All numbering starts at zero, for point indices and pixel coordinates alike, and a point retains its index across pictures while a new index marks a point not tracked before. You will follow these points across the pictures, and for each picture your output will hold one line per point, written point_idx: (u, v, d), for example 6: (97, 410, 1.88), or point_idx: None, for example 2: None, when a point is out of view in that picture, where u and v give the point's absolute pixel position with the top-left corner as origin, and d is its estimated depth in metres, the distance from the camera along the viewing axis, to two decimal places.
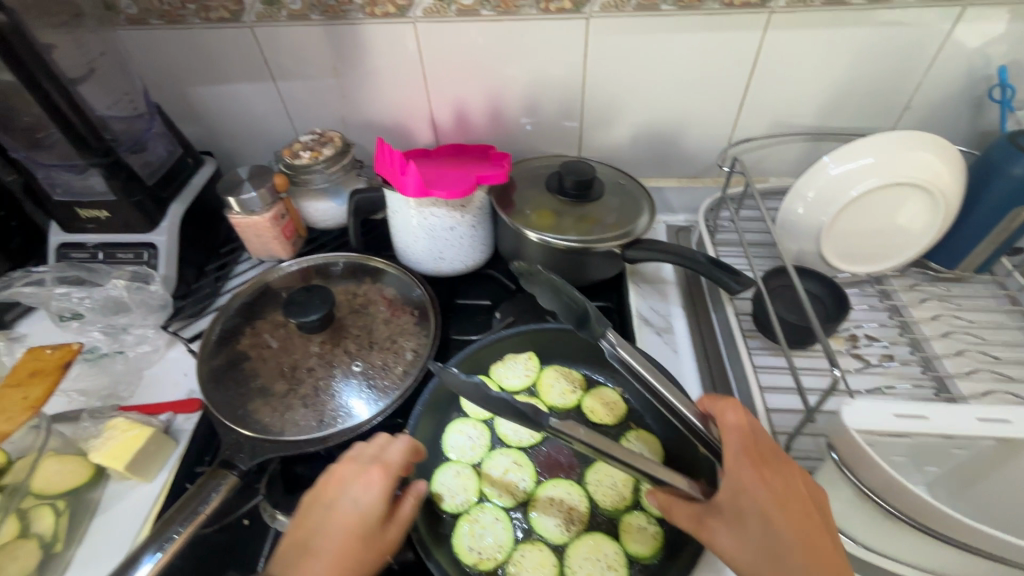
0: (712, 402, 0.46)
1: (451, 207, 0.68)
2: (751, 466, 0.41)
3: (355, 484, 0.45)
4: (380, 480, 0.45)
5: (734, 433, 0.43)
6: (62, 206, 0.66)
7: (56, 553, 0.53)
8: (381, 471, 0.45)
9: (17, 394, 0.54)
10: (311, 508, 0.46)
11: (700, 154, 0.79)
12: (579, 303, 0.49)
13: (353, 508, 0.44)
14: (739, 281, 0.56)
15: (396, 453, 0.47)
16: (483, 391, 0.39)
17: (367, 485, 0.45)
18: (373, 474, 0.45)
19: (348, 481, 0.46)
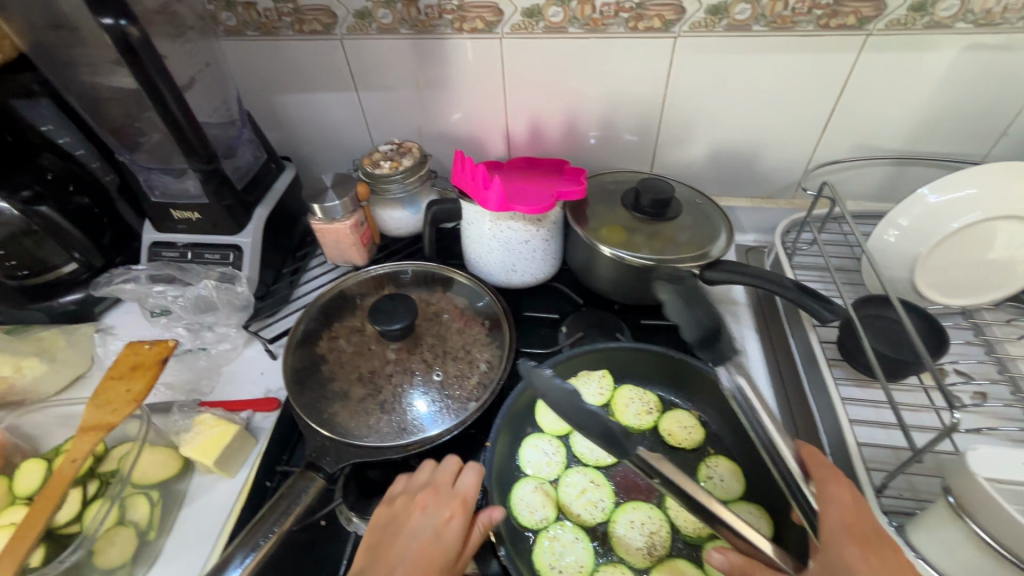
0: (816, 468, 0.45)
1: (527, 221, 0.68)
2: (851, 538, 0.40)
3: (435, 513, 0.48)
4: (462, 511, 0.48)
5: (836, 503, 0.42)
6: (157, 207, 0.70)
7: (150, 541, 0.55)
8: (460, 505, 0.48)
9: (121, 387, 0.57)
10: (387, 535, 0.48)
11: (775, 174, 0.78)
12: (715, 321, 0.63)
13: (434, 538, 0.46)
14: (831, 310, 0.55)
15: (471, 486, 0.50)
16: (574, 403, 0.42)
17: (448, 517, 0.47)
18: (453, 506, 0.48)
19: (427, 513, 0.48)
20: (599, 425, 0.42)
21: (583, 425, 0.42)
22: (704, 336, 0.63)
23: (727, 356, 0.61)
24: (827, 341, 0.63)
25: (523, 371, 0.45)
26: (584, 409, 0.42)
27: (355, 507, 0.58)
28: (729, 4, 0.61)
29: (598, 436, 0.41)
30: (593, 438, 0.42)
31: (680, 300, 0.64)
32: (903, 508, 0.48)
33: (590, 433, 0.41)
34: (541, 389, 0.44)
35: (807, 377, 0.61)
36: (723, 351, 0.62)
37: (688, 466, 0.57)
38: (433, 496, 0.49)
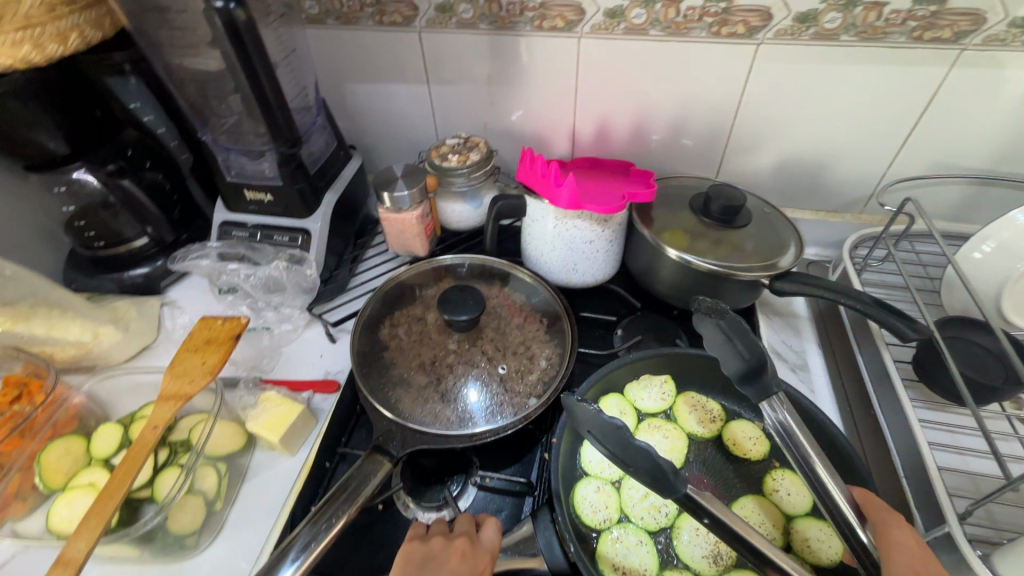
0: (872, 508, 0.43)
1: (593, 220, 0.68)
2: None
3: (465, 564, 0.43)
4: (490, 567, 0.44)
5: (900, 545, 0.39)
6: (232, 186, 0.71)
7: (215, 511, 0.56)
8: (490, 555, 0.45)
9: (196, 358, 0.58)
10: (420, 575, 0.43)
11: (845, 189, 0.77)
12: (756, 352, 0.40)
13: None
14: (915, 329, 0.53)
15: (496, 538, 0.47)
16: (622, 437, 0.34)
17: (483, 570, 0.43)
18: (484, 560, 0.44)
19: (463, 561, 0.43)
20: (647, 462, 0.32)
21: (629, 461, 0.33)
22: (749, 373, 0.41)
23: (771, 393, 0.40)
24: (900, 361, 0.61)
25: (565, 404, 0.38)
26: (631, 443, 0.33)
27: (413, 493, 0.59)
28: (820, 12, 0.60)
29: (648, 479, 0.32)
30: (640, 480, 0.33)
31: (718, 332, 0.42)
32: (987, 538, 0.46)
33: (639, 477, 0.33)
34: (585, 423, 0.36)
35: (877, 396, 0.60)
36: (769, 387, 0.40)
37: (753, 478, 0.56)
38: (468, 546, 0.45)
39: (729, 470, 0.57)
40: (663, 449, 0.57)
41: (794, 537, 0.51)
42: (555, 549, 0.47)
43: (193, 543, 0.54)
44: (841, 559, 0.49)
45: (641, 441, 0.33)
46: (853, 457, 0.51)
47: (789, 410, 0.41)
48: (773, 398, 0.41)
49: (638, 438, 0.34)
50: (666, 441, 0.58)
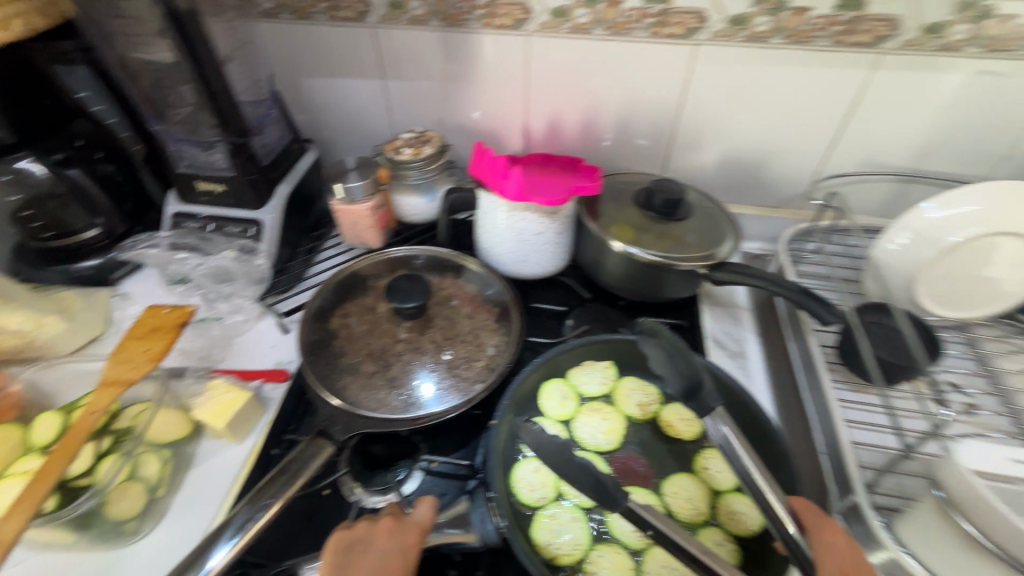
0: (806, 510, 0.44)
1: (541, 213, 0.70)
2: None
3: (394, 544, 0.44)
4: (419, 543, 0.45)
5: (833, 550, 0.41)
6: (184, 177, 0.72)
7: (158, 498, 0.56)
8: (421, 531, 0.46)
9: (140, 346, 0.58)
10: (350, 557, 0.43)
11: (783, 186, 0.80)
12: (695, 372, 0.45)
13: (404, 562, 0.43)
14: (834, 313, 0.57)
15: (428, 514, 0.48)
16: (566, 456, 0.41)
17: (411, 547, 0.44)
18: (414, 537, 0.45)
19: (390, 540, 0.45)
20: (589, 476, 0.40)
21: (572, 477, 0.40)
22: (687, 391, 0.45)
23: (711, 409, 0.44)
24: (827, 346, 0.64)
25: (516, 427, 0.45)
26: (573, 460, 0.41)
27: (359, 479, 0.59)
28: (750, 15, 0.63)
29: (589, 489, 0.39)
30: (584, 492, 0.40)
31: (662, 354, 0.47)
32: (892, 505, 0.50)
33: (580, 488, 0.40)
34: (533, 443, 0.43)
35: (805, 380, 0.63)
36: (708, 402, 0.44)
37: (686, 457, 0.58)
38: (395, 525, 0.46)
39: (664, 451, 0.59)
40: (601, 430, 0.59)
41: (720, 510, 0.54)
42: (487, 524, 0.50)
43: (134, 529, 0.54)
44: (759, 530, 0.51)
45: (583, 459, 0.41)
46: (774, 434, 0.54)
47: (728, 424, 0.44)
48: (715, 413, 0.45)
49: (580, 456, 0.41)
50: (604, 423, 0.60)
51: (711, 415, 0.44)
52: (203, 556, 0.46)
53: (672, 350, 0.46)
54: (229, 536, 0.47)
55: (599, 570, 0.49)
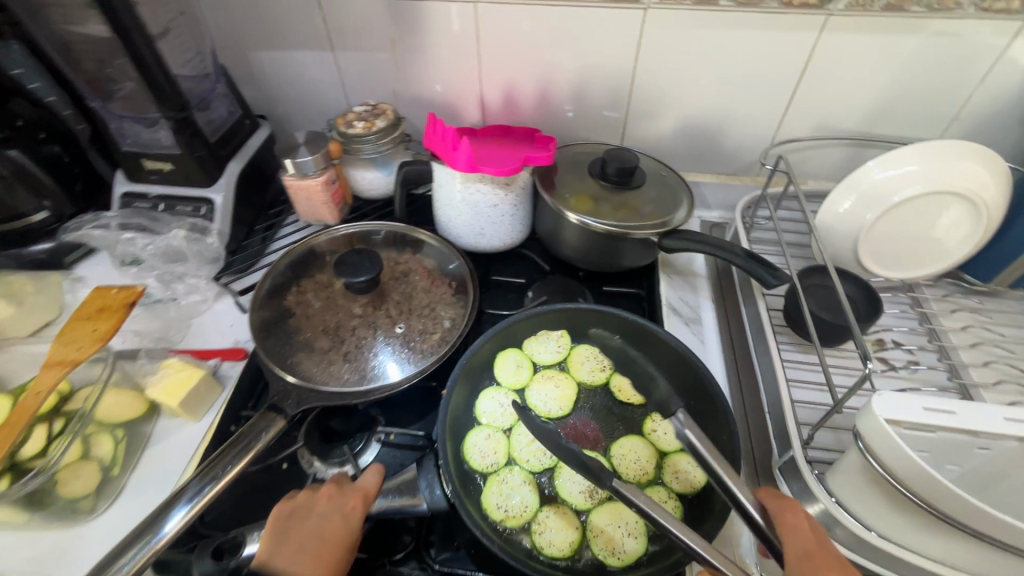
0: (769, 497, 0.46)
1: (495, 185, 0.69)
2: (819, 570, 0.40)
3: (338, 507, 0.47)
4: (363, 507, 0.47)
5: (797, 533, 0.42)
6: (130, 155, 0.70)
7: (113, 477, 0.57)
8: (364, 497, 0.48)
9: (87, 326, 0.58)
10: (293, 522, 0.45)
11: (740, 152, 0.81)
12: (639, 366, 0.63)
13: (343, 526, 0.45)
14: (776, 275, 0.57)
15: (374, 482, 0.49)
16: (556, 439, 0.47)
17: (353, 510, 0.47)
18: (356, 500, 0.48)
19: (332, 505, 0.47)
20: (574, 455, 0.45)
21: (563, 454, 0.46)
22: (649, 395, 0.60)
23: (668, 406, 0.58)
24: (776, 310, 0.66)
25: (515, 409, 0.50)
26: (562, 442, 0.46)
27: (318, 453, 0.60)
28: None
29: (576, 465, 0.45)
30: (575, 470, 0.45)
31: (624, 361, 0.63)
32: (826, 458, 0.52)
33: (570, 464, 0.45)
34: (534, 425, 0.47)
35: (755, 345, 0.64)
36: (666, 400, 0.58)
37: (637, 421, 0.59)
38: (337, 490, 0.48)
39: (614, 415, 0.60)
40: (553, 398, 0.61)
41: (666, 470, 0.55)
42: (435, 490, 0.50)
43: (89, 507, 0.55)
44: (701, 486, 0.53)
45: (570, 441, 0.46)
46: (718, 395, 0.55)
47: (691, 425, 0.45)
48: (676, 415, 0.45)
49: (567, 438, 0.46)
50: (556, 389, 0.61)
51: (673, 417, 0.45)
52: (159, 521, 0.47)
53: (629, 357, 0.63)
54: (177, 510, 0.47)
55: (545, 530, 0.50)
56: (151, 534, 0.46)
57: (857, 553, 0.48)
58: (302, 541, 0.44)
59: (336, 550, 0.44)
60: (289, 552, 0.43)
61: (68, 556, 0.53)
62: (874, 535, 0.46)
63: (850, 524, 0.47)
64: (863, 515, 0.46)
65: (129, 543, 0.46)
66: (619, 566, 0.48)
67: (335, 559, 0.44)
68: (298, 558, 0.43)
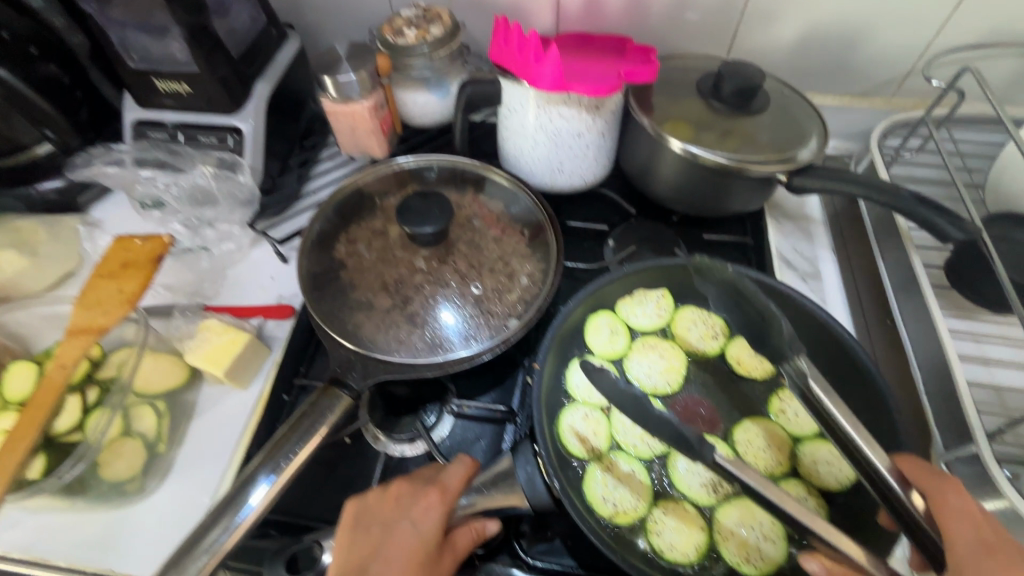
0: (916, 471, 0.38)
1: (582, 107, 0.56)
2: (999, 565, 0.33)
3: (411, 507, 0.39)
4: (439, 504, 0.39)
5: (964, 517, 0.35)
6: (137, 75, 0.58)
7: (160, 454, 0.50)
8: (441, 494, 0.40)
9: (111, 286, 0.49)
10: (358, 530, 0.38)
11: (877, 66, 0.65)
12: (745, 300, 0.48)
13: (412, 533, 0.38)
14: (963, 229, 0.45)
15: (458, 477, 0.41)
16: (643, 408, 0.41)
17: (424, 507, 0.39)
18: (431, 496, 0.40)
19: (400, 503, 0.40)
20: (668, 428, 0.39)
21: (652, 427, 0.40)
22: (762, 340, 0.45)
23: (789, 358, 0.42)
24: (932, 266, 0.54)
25: (586, 369, 0.44)
26: (651, 413, 0.40)
27: (383, 426, 0.53)
28: None
29: (668, 439, 0.39)
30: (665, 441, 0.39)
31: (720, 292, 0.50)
32: (1017, 457, 0.42)
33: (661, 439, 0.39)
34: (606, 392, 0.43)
35: (899, 307, 0.53)
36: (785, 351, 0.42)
37: (757, 399, 0.51)
38: (407, 486, 0.41)
39: (732, 390, 0.52)
40: (659, 369, 0.52)
41: (801, 460, 0.47)
42: (537, 483, 0.41)
43: (138, 488, 0.49)
44: (850, 483, 0.45)
45: (662, 412, 0.40)
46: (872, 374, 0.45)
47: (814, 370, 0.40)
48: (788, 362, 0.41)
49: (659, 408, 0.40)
50: (662, 360, 0.53)
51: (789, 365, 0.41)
52: (244, 492, 0.41)
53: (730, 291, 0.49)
54: (254, 494, 0.41)
55: (665, 529, 0.43)
56: (234, 512, 0.40)
57: None
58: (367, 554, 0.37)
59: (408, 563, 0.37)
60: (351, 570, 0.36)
61: (119, 542, 0.47)
62: None
63: None
64: None
65: (213, 519, 0.40)
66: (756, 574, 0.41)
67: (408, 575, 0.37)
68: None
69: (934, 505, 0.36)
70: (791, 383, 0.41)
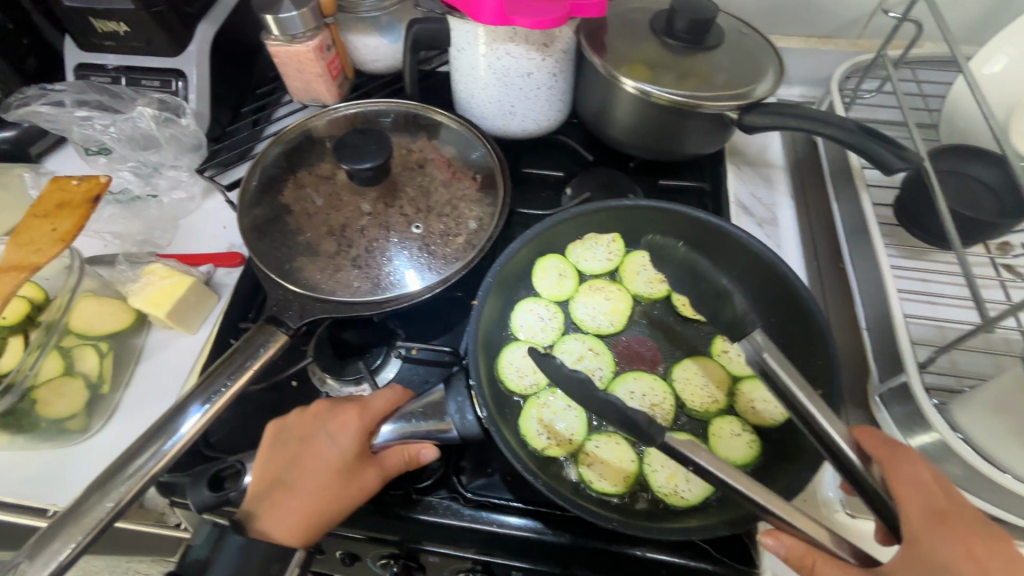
0: (874, 441, 0.36)
1: (530, 44, 0.54)
2: (952, 534, 0.33)
3: (331, 425, 0.42)
4: (354, 421, 0.42)
5: (917, 485, 0.35)
6: (73, 14, 0.56)
7: (103, 395, 0.50)
8: (358, 412, 0.42)
9: (45, 225, 0.48)
10: (276, 447, 0.41)
11: (840, 5, 0.63)
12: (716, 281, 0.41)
13: (328, 447, 0.41)
14: (904, 157, 0.44)
15: (384, 400, 0.43)
16: (588, 390, 0.33)
17: (340, 422, 0.42)
18: (350, 415, 0.42)
19: (320, 419, 0.43)
20: (613, 411, 0.32)
21: (599, 412, 0.33)
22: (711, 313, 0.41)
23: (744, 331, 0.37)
24: (880, 205, 0.53)
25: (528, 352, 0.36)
26: (595, 393, 0.33)
27: (330, 369, 0.52)
28: None
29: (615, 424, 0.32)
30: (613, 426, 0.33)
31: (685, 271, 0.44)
32: (944, 386, 0.42)
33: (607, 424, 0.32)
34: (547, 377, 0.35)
35: (851, 249, 0.52)
36: (740, 323, 0.38)
37: (701, 340, 0.51)
38: (331, 407, 0.44)
39: (676, 331, 0.51)
40: (603, 311, 0.52)
41: (738, 399, 0.47)
42: (467, 414, 0.41)
43: (80, 427, 0.49)
44: (785, 420, 0.45)
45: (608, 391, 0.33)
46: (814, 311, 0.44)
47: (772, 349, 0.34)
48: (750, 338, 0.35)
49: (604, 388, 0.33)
50: (607, 302, 0.52)
51: (748, 339, 0.35)
52: (175, 420, 0.41)
53: (693, 269, 0.43)
54: (184, 423, 0.41)
55: (595, 461, 0.43)
56: (163, 439, 0.40)
57: (977, 497, 0.39)
58: (282, 468, 0.40)
59: (326, 474, 0.40)
60: (268, 483, 0.40)
61: (64, 478, 0.47)
62: (1010, 478, 0.36)
63: (975, 462, 0.37)
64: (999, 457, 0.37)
65: (145, 442, 0.40)
66: (684, 506, 0.41)
67: (325, 485, 0.40)
68: (280, 488, 0.40)
69: (889, 476, 0.35)
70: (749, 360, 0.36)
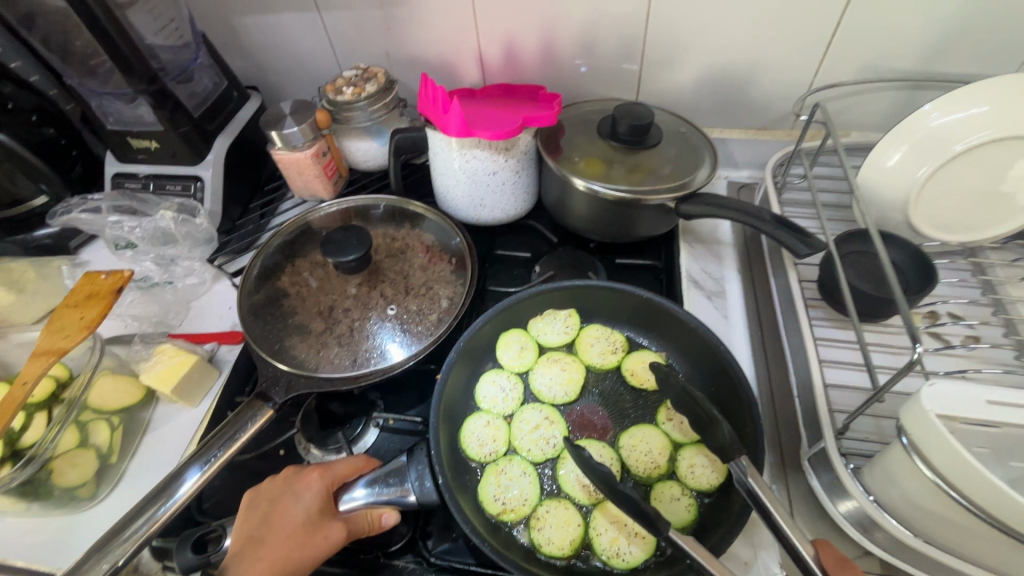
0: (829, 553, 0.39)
1: (494, 149, 0.63)
2: None
3: (297, 487, 0.47)
4: (317, 482, 0.47)
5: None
6: (114, 134, 0.68)
7: (111, 464, 0.56)
8: (321, 472, 0.48)
9: (75, 313, 0.56)
10: (250, 509, 0.46)
11: (771, 102, 0.72)
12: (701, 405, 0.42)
13: (293, 505, 0.45)
14: (809, 244, 0.50)
15: (346, 466, 0.49)
16: (609, 480, 0.38)
17: (305, 484, 0.47)
18: (314, 477, 0.47)
19: (286, 481, 0.48)
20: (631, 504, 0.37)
21: (617, 501, 0.37)
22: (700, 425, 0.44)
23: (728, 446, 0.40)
24: (809, 281, 0.59)
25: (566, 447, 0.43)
26: (618, 489, 0.37)
27: (314, 440, 0.57)
28: None
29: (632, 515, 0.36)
30: (631, 517, 0.37)
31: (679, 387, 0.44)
32: (864, 451, 0.46)
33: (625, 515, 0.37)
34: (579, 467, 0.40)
35: (785, 322, 0.57)
36: (724, 440, 0.41)
37: (648, 409, 0.55)
38: (296, 472, 0.49)
39: (625, 401, 0.56)
40: (559, 381, 0.57)
41: (680, 464, 0.51)
42: (425, 481, 0.46)
43: (88, 494, 0.54)
44: (719, 484, 0.48)
45: (626, 488, 0.37)
46: (740, 382, 0.48)
47: (755, 474, 0.39)
48: (739, 463, 0.40)
49: (622, 482, 0.38)
50: (563, 373, 0.57)
51: (735, 462, 0.40)
52: (172, 485, 0.46)
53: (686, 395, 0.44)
54: (181, 488, 0.46)
55: (544, 527, 0.47)
56: (158, 504, 0.45)
57: (903, 561, 0.42)
58: (254, 525, 0.45)
59: (290, 528, 0.44)
60: (240, 541, 0.44)
61: (70, 543, 0.53)
62: (920, 541, 0.40)
63: (892, 528, 0.40)
64: (913, 523, 0.40)
65: (143, 507, 0.45)
66: (624, 567, 0.44)
67: (290, 539, 0.44)
68: (250, 545, 0.44)
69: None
70: (737, 479, 0.40)
